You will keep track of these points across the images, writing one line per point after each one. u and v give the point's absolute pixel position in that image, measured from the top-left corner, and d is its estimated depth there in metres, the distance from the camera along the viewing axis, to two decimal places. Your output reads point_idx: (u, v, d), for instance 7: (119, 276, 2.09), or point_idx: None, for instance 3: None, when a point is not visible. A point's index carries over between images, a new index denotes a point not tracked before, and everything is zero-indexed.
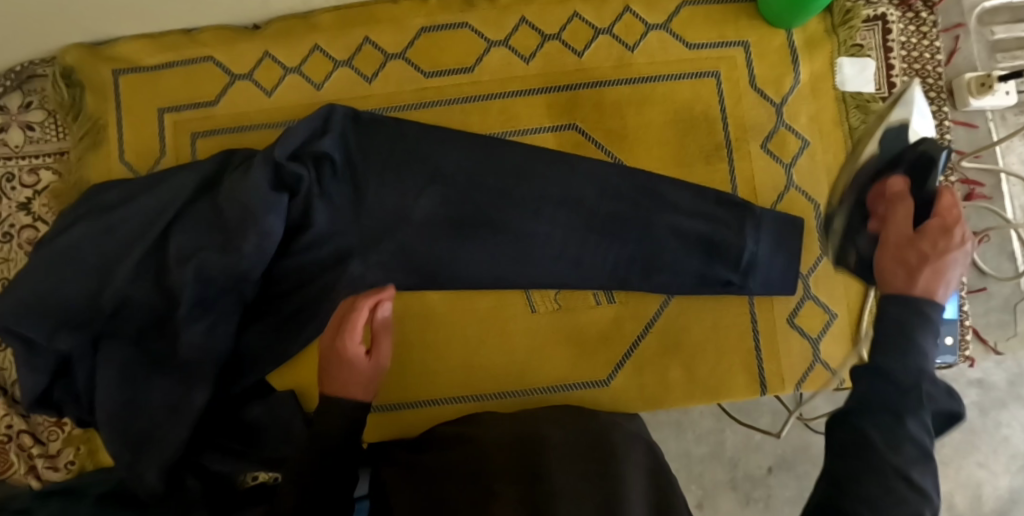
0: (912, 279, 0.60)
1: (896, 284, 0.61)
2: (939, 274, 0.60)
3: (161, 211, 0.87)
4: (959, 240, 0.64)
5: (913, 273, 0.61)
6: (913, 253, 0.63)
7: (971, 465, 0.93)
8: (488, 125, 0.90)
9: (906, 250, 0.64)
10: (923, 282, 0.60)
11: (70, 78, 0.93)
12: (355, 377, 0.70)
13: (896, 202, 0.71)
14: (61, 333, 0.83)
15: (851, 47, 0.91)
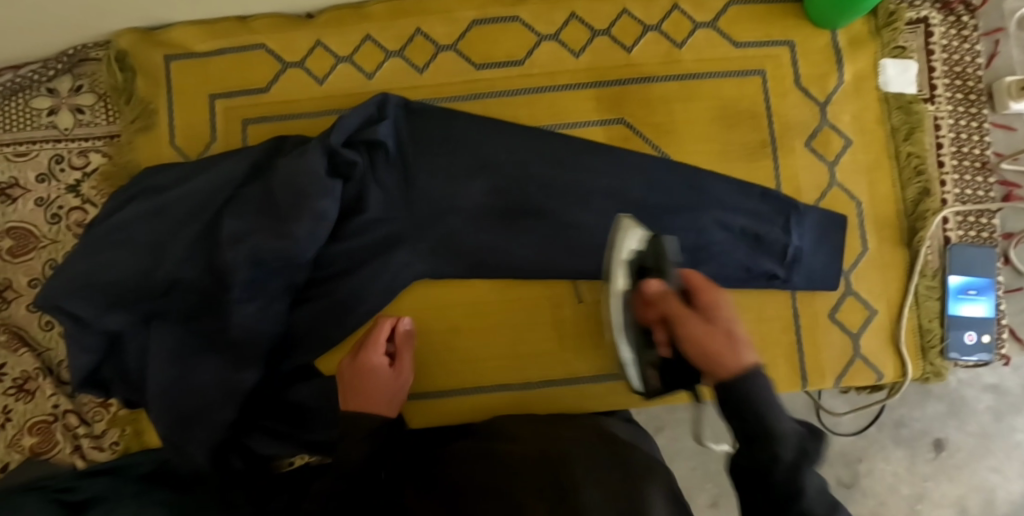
0: (749, 355, 0.58)
1: (728, 366, 0.58)
2: (738, 346, 0.59)
3: (214, 195, 0.88)
4: (729, 304, 0.62)
5: (740, 354, 0.58)
6: (713, 339, 0.59)
7: (983, 470, 0.96)
8: (538, 118, 0.92)
9: (698, 339, 0.60)
10: (752, 350, 0.59)
11: (123, 62, 0.94)
12: (377, 391, 0.80)
13: (660, 299, 0.65)
14: (112, 310, 0.85)
15: (894, 49, 0.92)
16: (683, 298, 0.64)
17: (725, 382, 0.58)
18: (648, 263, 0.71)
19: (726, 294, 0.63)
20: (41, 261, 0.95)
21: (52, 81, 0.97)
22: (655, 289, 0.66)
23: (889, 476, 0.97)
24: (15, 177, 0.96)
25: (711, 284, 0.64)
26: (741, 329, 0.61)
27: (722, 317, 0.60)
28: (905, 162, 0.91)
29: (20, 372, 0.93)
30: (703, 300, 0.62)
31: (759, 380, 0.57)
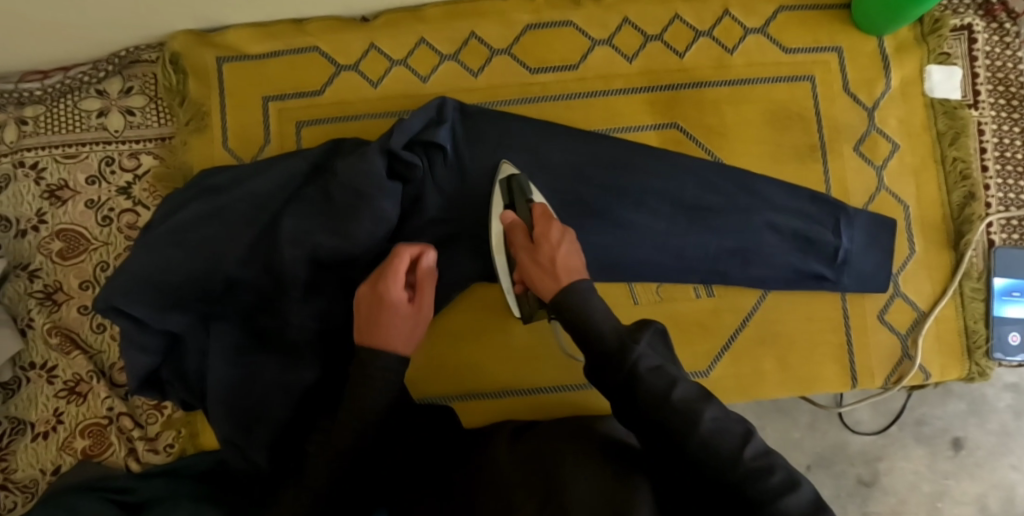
0: (551, 279, 0.79)
1: (547, 286, 0.79)
2: (559, 269, 0.79)
3: (272, 195, 0.88)
4: (559, 233, 0.81)
5: (558, 274, 0.79)
6: (542, 258, 0.80)
7: (1004, 467, 0.99)
8: (592, 121, 0.92)
9: (532, 267, 0.80)
10: (567, 273, 0.78)
11: (177, 64, 0.94)
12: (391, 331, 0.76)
13: (513, 230, 0.83)
14: (172, 311, 0.84)
15: (939, 55, 0.94)
16: (524, 238, 0.82)
17: (556, 304, 0.78)
18: (511, 202, 0.85)
19: (557, 226, 0.81)
20: (91, 263, 0.95)
21: (102, 82, 0.96)
22: (516, 234, 0.83)
23: (909, 474, 0.99)
24: (64, 178, 0.96)
25: (539, 219, 0.82)
26: (574, 251, 0.80)
27: (541, 248, 0.80)
28: (951, 167, 0.93)
29: (71, 375, 0.93)
30: (539, 235, 0.81)
31: (590, 303, 0.76)
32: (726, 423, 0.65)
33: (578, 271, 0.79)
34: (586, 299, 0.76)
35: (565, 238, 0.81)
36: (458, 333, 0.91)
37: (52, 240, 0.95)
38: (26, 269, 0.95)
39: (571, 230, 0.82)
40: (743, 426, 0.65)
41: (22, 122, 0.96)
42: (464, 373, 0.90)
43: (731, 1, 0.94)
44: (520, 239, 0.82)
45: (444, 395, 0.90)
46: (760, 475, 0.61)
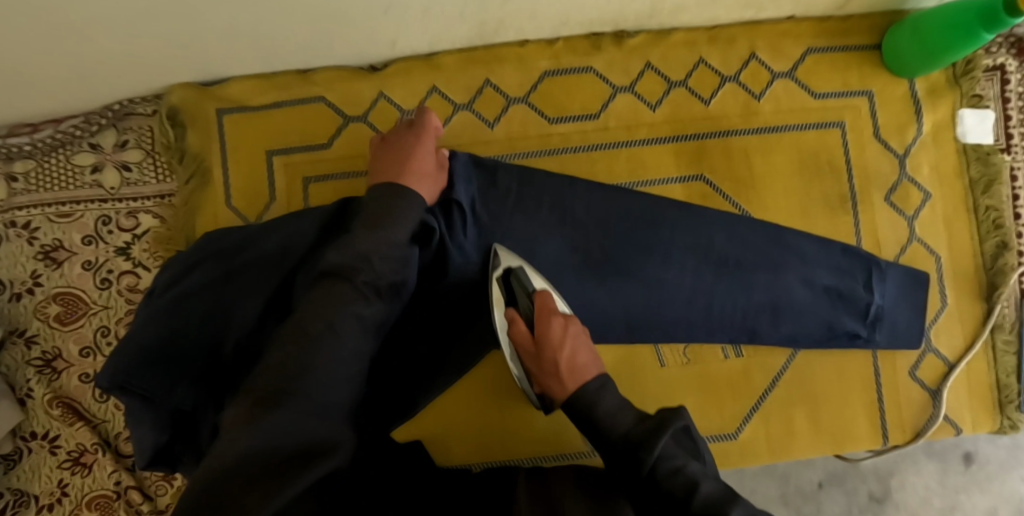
0: (560, 381, 0.77)
1: (558, 389, 0.78)
2: (570, 368, 0.77)
3: (283, 258, 0.84)
4: (561, 330, 0.78)
5: (568, 374, 0.76)
6: (550, 359, 0.78)
7: (1015, 479, 0.97)
8: (615, 175, 0.89)
9: (541, 370, 0.79)
10: (572, 376, 0.76)
11: (176, 118, 0.89)
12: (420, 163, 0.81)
13: (517, 326, 0.81)
14: (180, 387, 0.79)
15: (971, 98, 0.90)
16: (528, 336, 0.80)
17: (569, 409, 0.76)
18: (512, 299, 0.82)
19: (558, 322, 0.78)
20: (91, 328, 0.90)
21: (95, 136, 0.91)
22: (519, 332, 0.80)
23: (919, 490, 0.97)
24: (59, 238, 0.91)
25: (540, 317, 0.79)
26: (579, 350, 0.78)
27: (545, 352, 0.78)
28: (984, 216, 0.90)
29: (75, 445, 0.89)
30: (541, 334, 0.79)
31: (601, 401, 0.73)
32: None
33: (585, 369, 0.76)
34: (597, 397, 0.73)
35: (568, 336, 0.78)
36: (480, 401, 0.88)
37: (49, 304, 0.91)
38: (21, 336, 0.90)
39: (573, 321, 0.80)
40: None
41: (10, 179, 0.91)
42: (487, 442, 0.88)
43: (759, 44, 0.89)
44: (526, 337, 0.80)
45: (469, 462, 0.88)
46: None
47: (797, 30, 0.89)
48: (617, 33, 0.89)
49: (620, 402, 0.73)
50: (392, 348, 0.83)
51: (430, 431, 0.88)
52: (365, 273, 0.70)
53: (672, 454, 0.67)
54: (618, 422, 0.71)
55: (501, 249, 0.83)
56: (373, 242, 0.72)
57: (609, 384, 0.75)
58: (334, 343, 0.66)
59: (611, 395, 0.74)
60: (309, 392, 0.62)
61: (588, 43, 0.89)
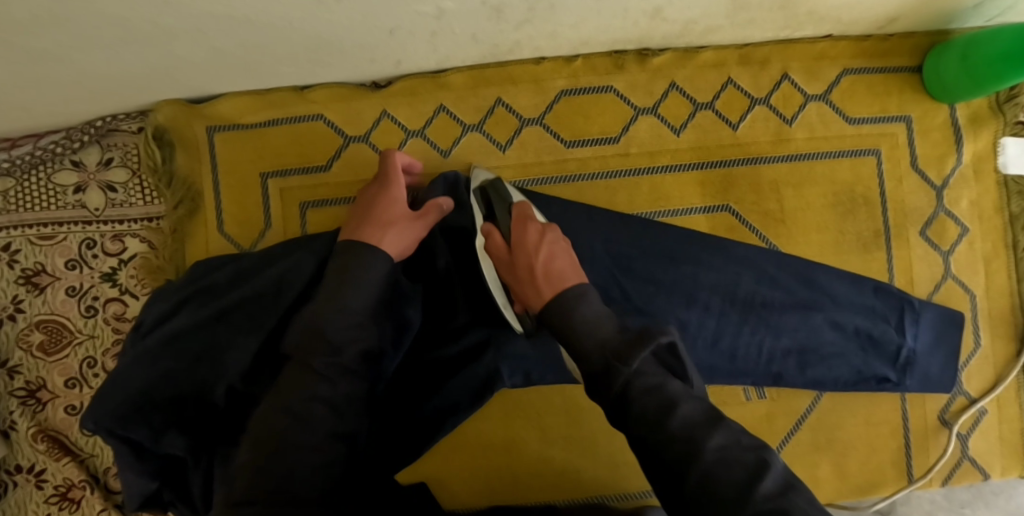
0: (537, 288, 0.71)
1: (534, 300, 0.71)
2: (548, 269, 0.70)
3: (280, 294, 0.79)
4: (536, 235, 0.72)
5: (547, 277, 0.70)
6: (527, 259, 0.71)
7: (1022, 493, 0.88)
8: (635, 205, 0.83)
9: (516, 280, 0.72)
10: (548, 280, 0.70)
11: (161, 138, 0.82)
12: (373, 213, 0.74)
13: (490, 233, 0.74)
14: (169, 433, 0.74)
15: (1014, 126, 0.85)
16: (503, 244, 0.74)
17: (545, 317, 0.69)
18: (491, 215, 0.76)
19: (534, 228, 0.73)
20: (77, 359, 0.85)
21: (78, 153, 0.85)
22: (495, 243, 0.74)
23: (924, 504, 0.87)
24: (41, 262, 0.85)
25: (516, 222, 0.74)
26: (557, 255, 0.72)
27: (518, 256, 0.71)
28: None
29: (62, 480, 0.85)
30: (517, 241, 0.73)
31: (578, 308, 0.67)
32: (734, 454, 0.56)
33: (564, 275, 0.70)
34: (574, 303, 0.67)
35: (544, 242, 0.72)
36: (487, 443, 0.84)
37: (31, 331, 0.85)
38: (3, 365, 0.85)
39: (551, 229, 0.74)
40: (755, 455, 0.56)
41: None
42: (495, 487, 0.83)
43: (792, 65, 0.83)
44: (500, 243, 0.74)
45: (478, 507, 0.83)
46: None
47: (833, 50, 0.83)
48: (641, 51, 0.82)
49: (599, 308, 0.67)
50: (399, 389, 0.80)
51: (436, 475, 0.83)
52: (320, 351, 0.67)
53: (651, 371, 0.60)
54: (598, 333, 0.64)
55: (478, 168, 0.81)
56: (329, 317, 0.68)
57: (590, 293, 0.69)
58: (301, 431, 0.64)
59: (588, 302, 0.68)
60: (281, 488, 0.60)
61: (609, 61, 0.82)
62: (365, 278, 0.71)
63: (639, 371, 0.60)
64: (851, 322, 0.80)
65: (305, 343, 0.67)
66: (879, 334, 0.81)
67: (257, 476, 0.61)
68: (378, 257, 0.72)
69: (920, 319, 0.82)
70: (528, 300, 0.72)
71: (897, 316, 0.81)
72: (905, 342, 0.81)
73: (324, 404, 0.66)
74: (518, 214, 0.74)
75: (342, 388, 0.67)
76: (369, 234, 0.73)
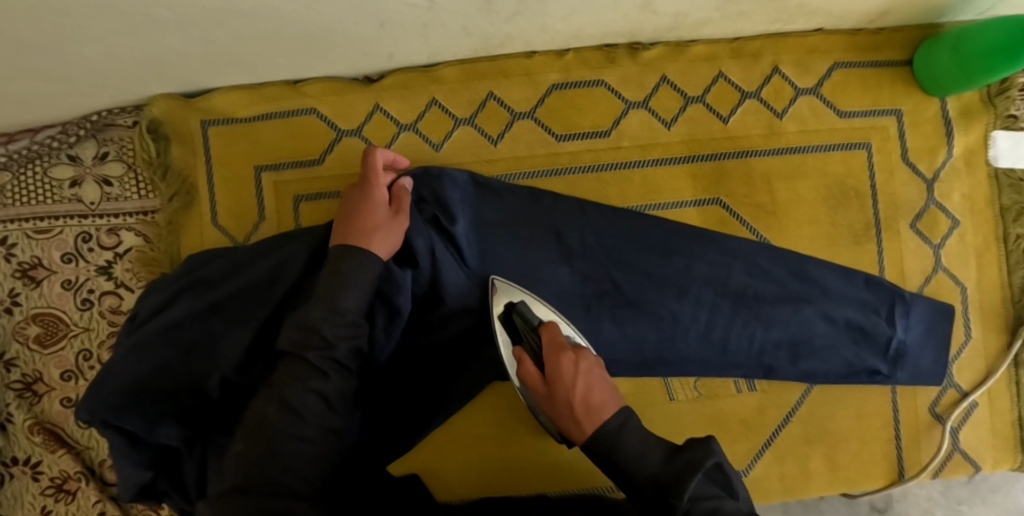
0: (577, 425, 0.69)
1: (575, 434, 0.69)
2: (587, 407, 0.68)
3: (273, 286, 0.79)
4: (571, 368, 0.70)
5: (586, 413, 0.68)
6: (565, 395, 0.69)
7: (1018, 490, 0.89)
8: (627, 198, 0.84)
9: (556, 413, 0.71)
10: (588, 417, 0.68)
11: (156, 131, 0.83)
12: (363, 221, 0.73)
13: (523, 362, 0.73)
14: (164, 424, 0.75)
15: (1005, 119, 0.85)
16: (537, 376, 0.72)
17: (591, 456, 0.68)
18: (519, 335, 0.76)
19: (568, 359, 0.71)
20: (72, 351, 0.86)
21: (73, 147, 0.86)
22: (527, 372, 0.73)
23: (923, 500, 0.88)
24: (37, 256, 0.86)
25: (549, 353, 0.72)
26: (593, 387, 0.69)
27: (557, 394, 0.70)
28: (1014, 245, 0.86)
29: (58, 472, 0.86)
30: (551, 373, 0.71)
31: (620, 440, 0.66)
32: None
33: (602, 408, 0.68)
34: (615, 440, 0.66)
35: (581, 373, 0.70)
36: (479, 434, 0.84)
37: (28, 325, 0.86)
38: None
39: (584, 355, 0.71)
40: None
41: None
42: (486, 477, 0.84)
43: (783, 58, 0.84)
44: (534, 374, 0.72)
45: (469, 497, 0.84)
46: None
47: (824, 44, 0.84)
48: (632, 44, 0.83)
49: (643, 439, 0.66)
50: (391, 380, 0.80)
51: (429, 465, 0.84)
52: (315, 345, 0.67)
53: (705, 490, 0.62)
54: (643, 463, 0.64)
55: (500, 280, 0.78)
56: (322, 315, 0.68)
57: (631, 421, 0.67)
58: (295, 423, 0.64)
59: (631, 436, 0.66)
60: (275, 478, 0.60)
61: (600, 55, 0.83)
62: (357, 283, 0.70)
63: (696, 495, 0.61)
64: (842, 315, 0.81)
65: (298, 338, 0.67)
66: (869, 326, 0.81)
67: (252, 468, 0.60)
68: (367, 266, 0.71)
69: (909, 310, 0.82)
70: (571, 435, 0.70)
71: (886, 308, 0.82)
72: (895, 334, 0.81)
73: (317, 396, 0.66)
74: (552, 341, 0.72)
75: (335, 382, 0.67)
76: (358, 239, 0.72)
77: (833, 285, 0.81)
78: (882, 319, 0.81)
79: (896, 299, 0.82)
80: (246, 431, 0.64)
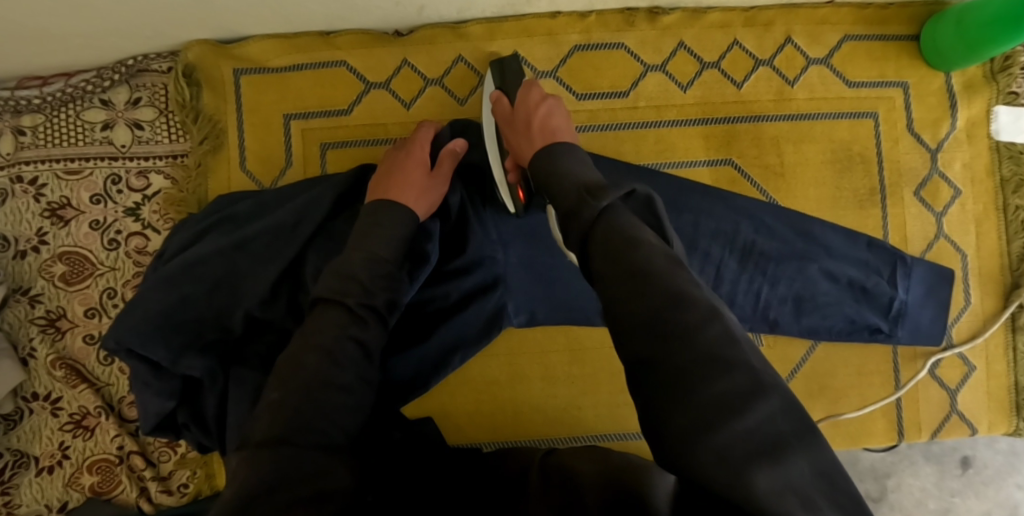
0: (530, 142, 0.73)
1: (527, 152, 0.73)
2: (548, 121, 0.73)
3: (298, 228, 0.82)
4: (539, 98, 0.76)
5: (533, 135, 0.72)
6: (526, 116, 0.74)
7: (1011, 486, 0.95)
8: (642, 155, 0.87)
9: (514, 134, 0.75)
10: (542, 133, 0.72)
11: (191, 76, 0.87)
12: (404, 176, 0.78)
13: (499, 99, 0.78)
14: (187, 355, 0.78)
15: (1006, 95, 0.88)
16: (508, 109, 0.77)
17: (534, 160, 0.70)
18: (502, 85, 0.81)
19: (539, 93, 0.76)
20: (97, 289, 0.88)
21: (107, 92, 0.88)
22: (501, 107, 0.78)
23: (916, 491, 0.95)
24: (67, 196, 0.88)
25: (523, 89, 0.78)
26: (554, 117, 0.74)
27: (520, 115, 0.75)
28: (1013, 215, 0.89)
29: (77, 407, 0.87)
30: (519, 102, 0.76)
31: (560, 163, 0.68)
32: (693, 301, 0.50)
33: (559, 132, 0.72)
34: (556, 158, 0.68)
35: (546, 104, 0.75)
36: (492, 383, 0.87)
37: (54, 263, 0.88)
38: (26, 294, 0.88)
39: (553, 97, 0.77)
40: (714, 306, 0.50)
41: (19, 132, 0.88)
42: (496, 424, 0.87)
43: (795, 29, 0.87)
44: (505, 111, 0.77)
45: (481, 442, 0.87)
46: (715, 368, 0.47)
47: (834, 17, 0.87)
48: (652, 9, 0.86)
49: (586, 163, 0.68)
50: (410, 323, 0.83)
51: (442, 410, 0.87)
52: (353, 293, 0.69)
53: (622, 215, 0.57)
54: (576, 174, 0.65)
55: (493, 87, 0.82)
56: (361, 262, 0.71)
57: (576, 150, 0.70)
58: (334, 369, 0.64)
59: (574, 156, 0.69)
60: (314, 426, 0.60)
61: (620, 18, 0.86)
62: (392, 233, 0.75)
63: (610, 210, 0.57)
64: (843, 275, 0.84)
65: (337, 286, 0.69)
66: (869, 285, 0.84)
67: (290, 416, 0.59)
68: (403, 218, 0.76)
69: (912, 271, 0.85)
70: (522, 154, 0.74)
71: (887, 267, 0.85)
72: (893, 293, 0.85)
73: (354, 343, 0.67)
74: (528, 93, 0.77)
75: (371, 330, 0.70)
76: (389, 197, 0.77)
77: (834, 245, 0.84)
78: (881, 280, 0.84)
79: (901, 262, 0.85)
80: (281, 378, 0.63)
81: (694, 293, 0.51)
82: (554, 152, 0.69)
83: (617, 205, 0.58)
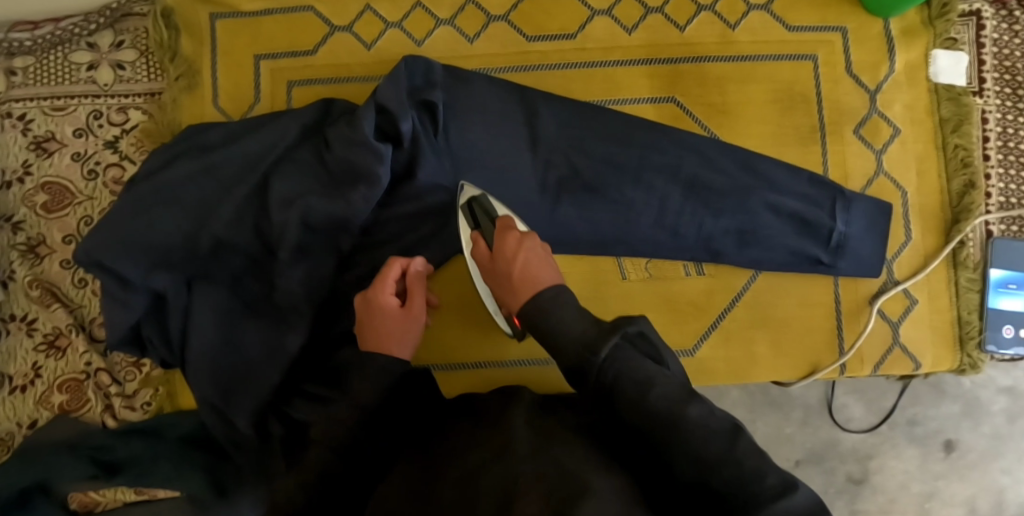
0: (514, 295, 0.68)
1: (514, 305, 0.68)
2: (527, 268, 0.68)
3: (263, 157, 0.86)
4: (515, 243, 0.70)
5: (513, 289, 0.67)
6: (503, 266, 0.69)
7: (994, 471, 0.96)
8: (590, 92, 0.91)
9: (498, 287, 0.70)
10: (523, 287, 0.66)
11: (169, 19, 0.93)
12: (382, 329, 0.73)
13: (477, 241, 0.75)
14: (156, 271, 0.82)
15: (944, 40, 0.92)
16: (486, 252, 0.73)
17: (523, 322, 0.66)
18: (478, 224, 0.77)
19: (513, 236, 0.71)
20: (75, 217, 0.94)
21: (93, 35, 0.95)
22: (479, 250, 0.74)
23: (899, 474, 0.97)
24: (52, 131, 0.95)
25: (498, 232, 0.73)
26: (534, 263, 0.68)
27: (498, 265, 0.70)
28: (953, 154, 0.91)
29: (51, 328, 0.92)
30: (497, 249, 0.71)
31: (555, 313, 0.63)
32: (714, 423, 0.54)
33: (539, 280, 0.66)
34: (547, 306, 0.63)
35: (522, 249, 0.69)
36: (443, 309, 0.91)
37: (36, 193, 0.94)
38: (9, 221, 0.94)
39: (529, 235, 0.71)
40: (731, 421, 0.54)
41: (11, 73, 0.95)
42: (444, 347, 0.91)
43: None
44: (484, 260, 0.73)
45: (429, 364, 0.90)
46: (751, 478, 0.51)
47: None
48: None
49: (580, 310, 0.63)
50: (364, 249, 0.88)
51: None
52: None
53: (628, 358, 0.57)
54: (574, 325, 0.60)
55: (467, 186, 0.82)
56: None
57: (566, 293, 0.65)
58: None
59: (565, 305, 0.63)
60: None
61: None
62: None
63: (616, 355, 0.57)
64: (788, 212, 0.86)
65: None
66: (810, 219, 0.86)
67: None
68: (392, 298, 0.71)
69: (855, 205, 0.87)
70: (510, 306, 0.69)
71: (834, 201, 0.87)
72: (834, 226, 0.87)
73: None
74: (503, 240, 0.71)
75: None
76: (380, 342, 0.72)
77: (778, 182, 0.87)
78: (824, 216, 0.86)
79: (845, 202, 0.87)
80: None
81: (711, 421, 0.53)
82: (540, 308, 0.64)
83: (622, 346, 0.57)
